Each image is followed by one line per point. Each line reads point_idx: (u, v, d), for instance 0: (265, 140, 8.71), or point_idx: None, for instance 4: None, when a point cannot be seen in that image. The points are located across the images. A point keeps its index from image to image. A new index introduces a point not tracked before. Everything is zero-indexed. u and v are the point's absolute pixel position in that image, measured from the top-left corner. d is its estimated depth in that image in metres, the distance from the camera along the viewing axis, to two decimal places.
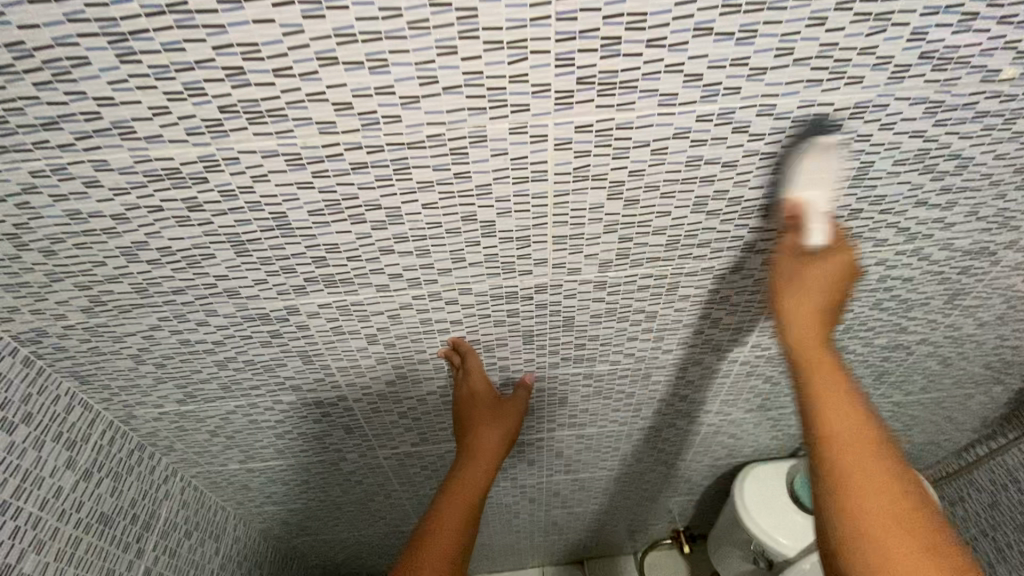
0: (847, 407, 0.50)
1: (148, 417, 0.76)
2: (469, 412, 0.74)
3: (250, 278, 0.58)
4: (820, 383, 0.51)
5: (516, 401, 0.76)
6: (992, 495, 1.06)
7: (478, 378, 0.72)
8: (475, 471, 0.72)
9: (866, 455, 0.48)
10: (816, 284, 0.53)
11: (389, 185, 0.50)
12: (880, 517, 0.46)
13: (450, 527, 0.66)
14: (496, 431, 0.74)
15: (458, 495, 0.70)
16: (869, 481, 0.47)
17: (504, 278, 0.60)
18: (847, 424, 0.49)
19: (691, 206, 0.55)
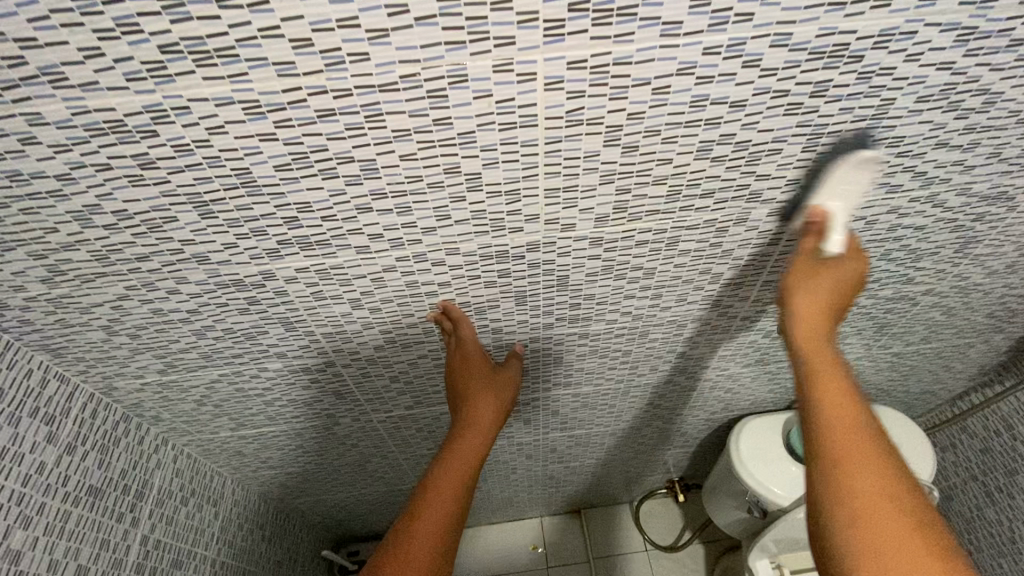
0: (847, 401, 0.52)
1: (129, 388, 0.73)
2: (464, 381, 0.71)
3: (219, 243, 0.54)
4: (825, 384, 0.53)
5: (510, 373, 0.74)
6: (984, 441, 1.10)
7: (471, 347, 0.69)
8: (473, 445, 0.69)
9: (862, 454, 0.50)
10: (823, 286, 0.57)
11: (362, 135, 0.45)
12: (875, 504, 0.48)
13: (448, 498, 0.65)
14: (495, 403, 0.71)
15: (454, 468, 0.67)
16: (865, 474, 0.49)
17: (493, 237, 0.57)
18: (842, 403, 0.52)
19: (694, 152, 0.50)
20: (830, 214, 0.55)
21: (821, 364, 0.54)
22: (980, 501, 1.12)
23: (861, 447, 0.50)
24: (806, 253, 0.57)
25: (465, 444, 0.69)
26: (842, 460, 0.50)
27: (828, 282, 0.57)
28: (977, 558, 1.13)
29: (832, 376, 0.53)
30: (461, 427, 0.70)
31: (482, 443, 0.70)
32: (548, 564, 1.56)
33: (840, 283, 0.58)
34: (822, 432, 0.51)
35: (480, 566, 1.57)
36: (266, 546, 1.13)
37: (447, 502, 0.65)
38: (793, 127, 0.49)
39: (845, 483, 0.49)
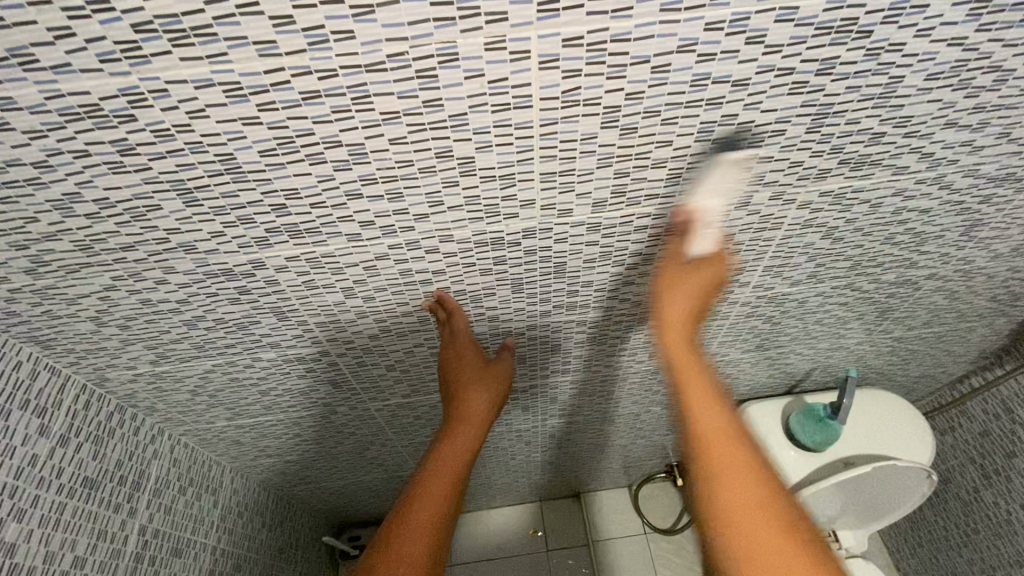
0: (715, 411, 0.54)
1: (122, 379, 0.72)
2: (456, 374, 0.71)
3: (205, 231, 0.52)
4: (694, 397, 0.55)
5: (504, 367, 0.73)
6: (983, 424, 1.10)
7: (466, 343, 0.69)
8: (464, 440, 0.69)
9: (734, 466, 0.51)
10: (693, 289, 0.58)
11: (349, 118, 0.43)
12: (749, 508, 0.49)
13: (436, 495, 0.65)
14: (487, 398, 0.70)
15: (444, 464, 0.67)
16: (736, 484, 0.50)
17: (488, 223, 0.55)
18: (712, 408, 0.54)
19: (695, 134, 0.48)
20: (703, 213, 0.55)
21: (692, 375, 0.56)
22: (977, 483, 1.12)
23: (735, 461, 0.51)
24: (670, 256, 0.59)
25: (455, 440, 0.68)
26: (718, 475, 0.51)
27: (711, 271, 0.58)
28: (973, 539, 1.14)
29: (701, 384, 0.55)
30: (452, 423, 0.70)
31: (474, 439, 0.70)
32: (548, 547, 1.57)
33: (706, 279, 0.58)
34: (694, 437, 0.53)
35: (480, 549, 1.59)
36: (266, 532, 1.14)
37: (437, 497, 0.65)
38: (798, 107, 0.48)
39: (723, 498, 0.50)
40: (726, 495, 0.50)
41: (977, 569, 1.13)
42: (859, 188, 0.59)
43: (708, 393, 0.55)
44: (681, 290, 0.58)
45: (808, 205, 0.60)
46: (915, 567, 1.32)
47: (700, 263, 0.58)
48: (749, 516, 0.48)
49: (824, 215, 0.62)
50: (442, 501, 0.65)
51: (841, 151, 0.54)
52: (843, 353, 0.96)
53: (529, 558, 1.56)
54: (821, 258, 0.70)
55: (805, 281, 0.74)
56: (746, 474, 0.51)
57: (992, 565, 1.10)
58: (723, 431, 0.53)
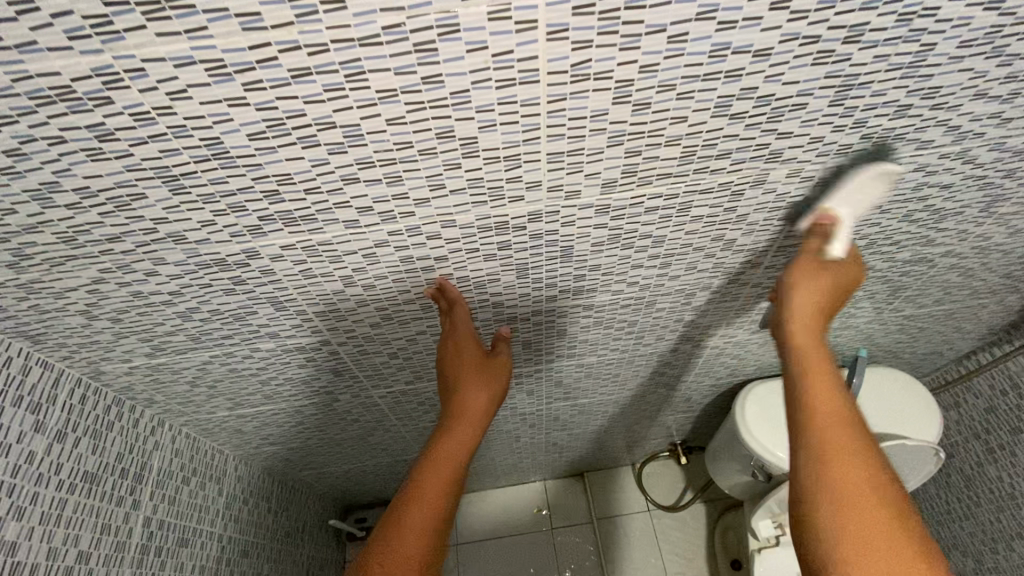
0: (834, 393, 0.52)
1: (118, 371, 0.70)
2: (454, 370, 0.66)
3: (195, 220, 0.49)
4: (817, 382, 0.53)
5: (503, 358, 0.68)
6: (989, 400, 1.09)
7: (466, 332, 0.66)
8: (461, 437, 0.62)
9: (847, 448, 0.49)
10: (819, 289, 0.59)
11: (343, 97, 0.40)
12: (860, 501, 0.46)
13: (432, 495, 0.59)
14: (486, 392, 0.65)
15: (439, 461, 0.61)
16: (853, 477, 0.47)
17: (492, 207, 0.52)
18: (834, 398, 0.52)
19: (712, 108, 0.46)
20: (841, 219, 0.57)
21: (826, 369, 0.54)
22: (981, 458, 1.12)
23: (848, 447, 0.49)
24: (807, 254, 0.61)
25: (452, 436, 0.62)
26: (830, 455, 0.48)
27: (826, 279, 0.60)
28: (975, 512, 1.15)
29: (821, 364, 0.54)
30: (449, 419, 0.64)
31: (472, 437, 0.63)
32: (552, 526, 1.59)
33: (829, 285, 0.60)
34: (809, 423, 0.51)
35: (485, 528, 1.60)
36: (272, 518, 1.14)
37: (433, 498, 0.59)
38: (822, 78, 0.45)
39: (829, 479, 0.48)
40: (836, 478, 0.47)
41: (978, 541, 1.15)
42: (880, 164, 0.56)
43: (834, 391, 0.52)
44: (809, 288, 0.59)
45: (826, 182, 0.57)
46: None
47: (846, 262, 0.62)
48: (856, 492, 0.46)
49: None
50: (438, 501, 0.59)
51: (864, 126, 0.51)
52: (852, 332, 0.95)
53: (534, 536, 1.58)
54: None
55: None
56: (860, 459, 0.48)
57: (994, 538, 1.11)
58: (841, 414, 0.51)
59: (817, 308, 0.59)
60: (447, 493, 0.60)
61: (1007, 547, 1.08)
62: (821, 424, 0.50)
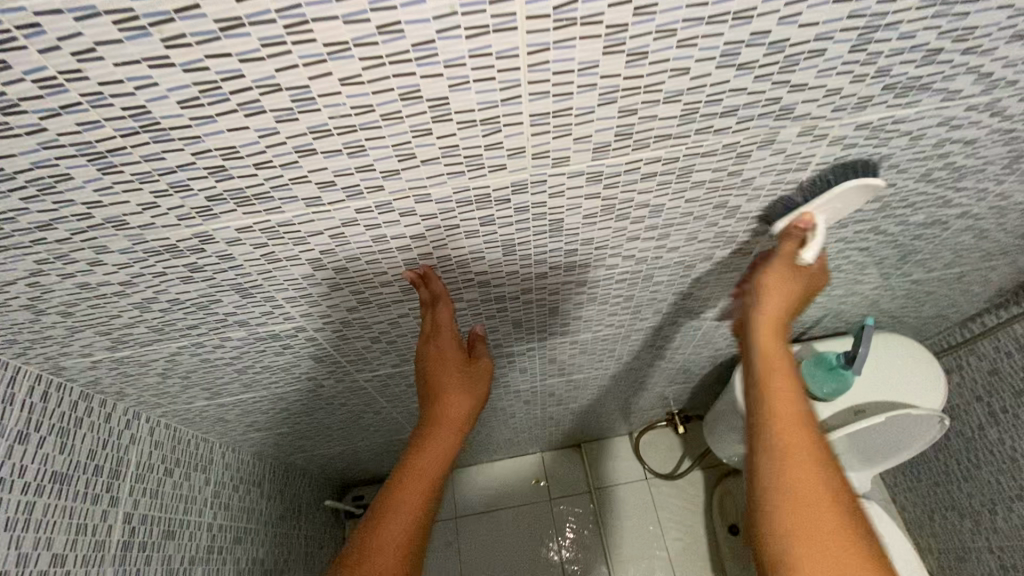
0: (793, 389, 0.49)
1: (81, 366, 0.66)
2: (433, 375, 0.60)
3: (133, 203, 0.43)
4: (772, 373, 0.51)
5: (485, 361, 0.63)
6: (993, 363, 1.07)
7: (451, 332, 0.60)
8: (443, 446, 0.58)
9: (806, 452, 0.45)
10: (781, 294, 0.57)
11: (285, 53, 0.34)
12: (822, 512, 0.43)
13: (411, 508, 0.56)
14: (468, 397, 0.60)
15: (417, 475, 0.57)
16: (812, 482, 0.44)
17: (470, 177, 0.47)
18: (791, 395, 0.49)
19: (717, 58, 0.40)
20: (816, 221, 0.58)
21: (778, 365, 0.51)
22: (982, 421, 1.11)
23: (807, 448, 0.46)
24: (783, 256, 0.58)
25: (431, 446, 0.58)
26: (790, 454, 0.45)
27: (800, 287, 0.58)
28: (974, 474, 1.15)
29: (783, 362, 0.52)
30: (429, 426, 0.59)
31: (452, 445, 0.59)
32: (551, 496, 1.59)
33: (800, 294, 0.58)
34: (770, 422, 0.48)
35: (484, 501, 1.61)
36: (266, 502, 1.12)
37: (412, 511, 0.56)
38: (844, 19, 0.38)
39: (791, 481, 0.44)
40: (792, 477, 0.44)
41: (977, 502, 1.15)
42: (902, 119, 0.50)
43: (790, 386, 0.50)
44: (777, 289, 0.57)
45: (841, 140, 0.52)
46: (912, 500, 1.35)
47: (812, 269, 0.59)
48: (819, 501, 0.43)
49: (857, 151, 0.54)
50: (415, 517, 0.56)
51: (887, 75, 0.45)
52: (856, 299, 0.91)
53: (533, 507, 1.59)
54: None
55: (826, 228, 0.67)
56: (813, 456, 0.45)
57: (992, 499, 1.11)
58: (800, 413, 0.48)
59: (785, 314, 0.56)
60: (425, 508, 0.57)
61: (1006, 507, 1.07)
62: (778, 423, 0.47)
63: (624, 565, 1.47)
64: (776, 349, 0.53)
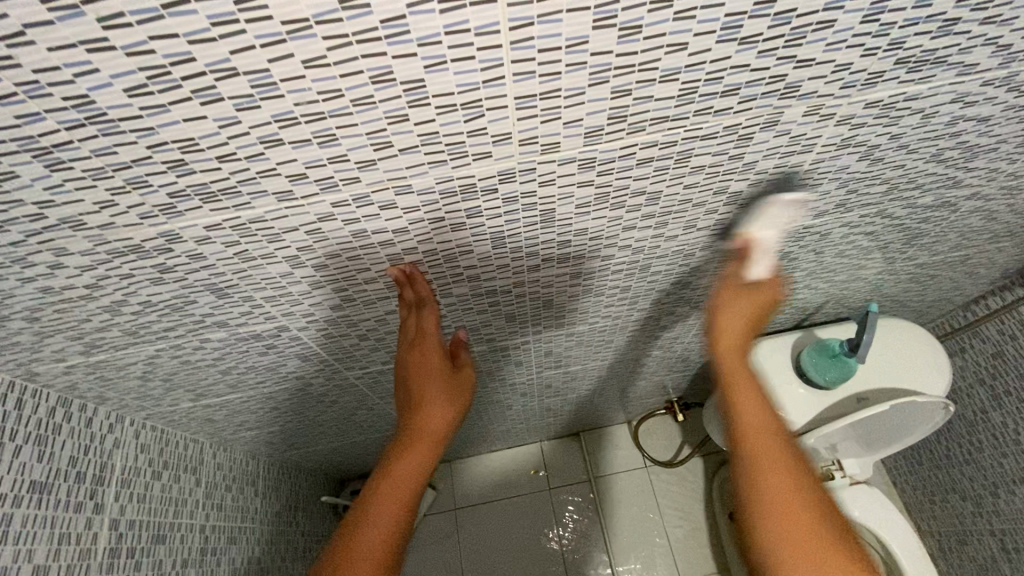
0: (760, 404, 0.50)
1: (55, 371, 0.63)
2: (414, 384, 0.59)
3: (89, 202, 0.40)
4: (738, 389, 0.52)
5: (468, 371, 0.63)
6: (997, 346, 1.05)
7: (433, 337, 0.60)
8: (418, 459, 0.57)
9: (776, 465, 0.47)
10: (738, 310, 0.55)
11: (240, 33, 0.30)
12: (795, 516, 0.44)
13: (384, 519, 0.55)
14: (448, 409, 0.58)
15: (391, 488, 0.56)
16: (782, 488, 0.45)
17: (453, 166, 0.43)
18: (759, 408, 0.50)
19: (717, 32, 0.36)
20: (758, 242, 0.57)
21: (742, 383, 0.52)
22: (985, 404, 1.10)
23: (774, 451, 0.48)
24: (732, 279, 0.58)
25: (408, 459, 0.57)
26: (758, 467, 0.47)
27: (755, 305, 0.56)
28: (977, 457, 1.14)
29: (748, 381, 0.52)
30: (406, 437, 0.58)
31: (429, 460, 0.58)
32: (550, 486, 1.58)
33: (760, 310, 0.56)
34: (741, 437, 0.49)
35: (483, 492, 1.60)
36: (261, 500, 1.11)
37: (386, 523, 0.55)
38: None
39: (766, 493, 0.46)
40: (765, 491, 0.46)
41: (979, 485, 1.14)
42: (914, 95, 0.47)
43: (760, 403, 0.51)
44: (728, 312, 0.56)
45: (849, 120, 0.48)
46: (913, 483, 1.34)
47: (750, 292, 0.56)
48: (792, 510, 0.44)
49: (865, 132, 0.50)
50: (388, 530, 0.55)
51: (901, 48, 0.41)
52: (859, 284, 0.88)
53: (531, 496, 1.58)
54: (853, 184, 0.59)
55: (831, 212, 0.64)
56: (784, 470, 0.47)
57: (995, 482, 1.10)
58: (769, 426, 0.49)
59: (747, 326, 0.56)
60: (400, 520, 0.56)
61: (1009, 491, 1.06)
62: (749, 436, 0.49)
63: (623, 554, 1.47)
64: (741, 370, 0.53)
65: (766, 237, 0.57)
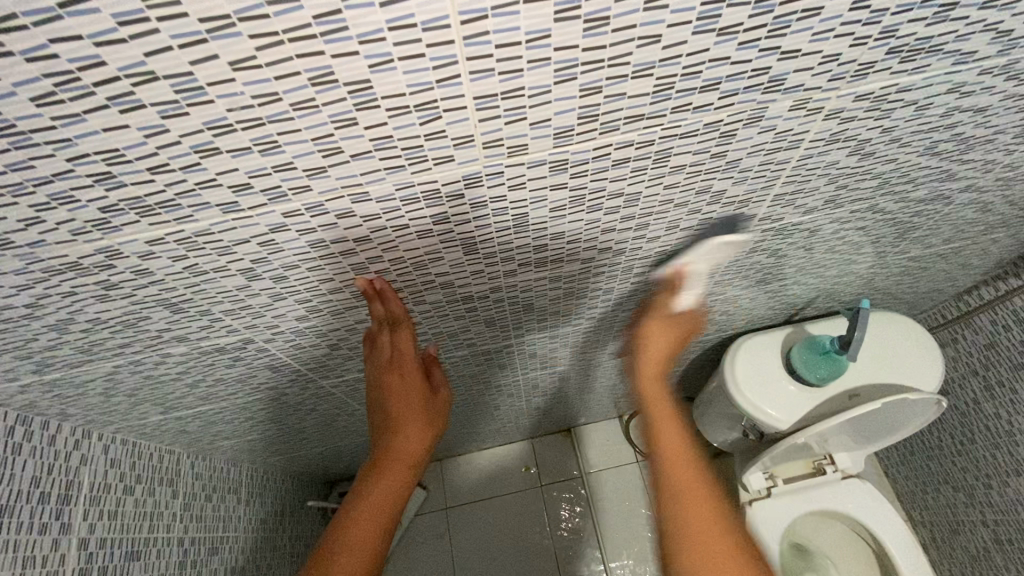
0: (670, 414, 0.53)
1: (9, 391, 0.60)
2: (392, 406, 0.57)
3: (12, 219, 0.37)
4: (655, 401, 0.55)
5: (444, 392, 0.61)
6: (989, 336, 1.04)
7: (410, 359, 0.58)
8: (397, 481, 0.56)
9: (689, 469, 0.50)
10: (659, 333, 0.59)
11: (152, 33, 0.27)
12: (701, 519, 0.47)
13: (361, 543, 0.53)
14: (428, 430, 0.58)
15: (370, 510, 0.55)
16: (689, 493, 0.48)
17: (412, 172, 0.40)
18: (669, 420, 0.53)
19: (693, 21, 0.33)
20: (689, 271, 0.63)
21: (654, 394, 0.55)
22: (978, 395, 1.09)
23: (684, 460, 0.50)
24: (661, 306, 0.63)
25: (388, 483, 0.56)
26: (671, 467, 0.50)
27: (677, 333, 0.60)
28: (968, 448, 1.13)
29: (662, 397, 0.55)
30: (384, 460, 0.56)
31: (409, 479, 0.57)
32: (541, 483, 1.57)
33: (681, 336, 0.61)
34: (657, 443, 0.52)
35: (474, 490, 1.58)
36: (244, 508, 1.08)
37: (365, 542, 0.54)
38: None
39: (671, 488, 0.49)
40: (675, 492, 0.48)
41: (971, 476, 1.13)
42: (907, 87, 0.44)
43: (666, 416, 0.53)
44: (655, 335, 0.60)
45: (838, 114, 0.45)
46: (904, 473, 1.34)
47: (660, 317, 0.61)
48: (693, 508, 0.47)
49: (856, 125, 0.47)
50: (365, 553, 0.53)
51: (893, 36, 0.38)
52: (850, 278, 0.86)
53: (523, 494, 1.57)
54: (843, 180, 0.56)
55: (821, 208, 0.61)
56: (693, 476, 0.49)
57: (987, 473, 1.09)
58: (691, 464, 0.50)
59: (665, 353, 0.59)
60: (378, 543, 0.54)
61: (1001, 482, 1.06)
62: (664, 445, 0.52)
63: (616, 549, 1.47)
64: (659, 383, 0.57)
65: (698, 268, 0.62)
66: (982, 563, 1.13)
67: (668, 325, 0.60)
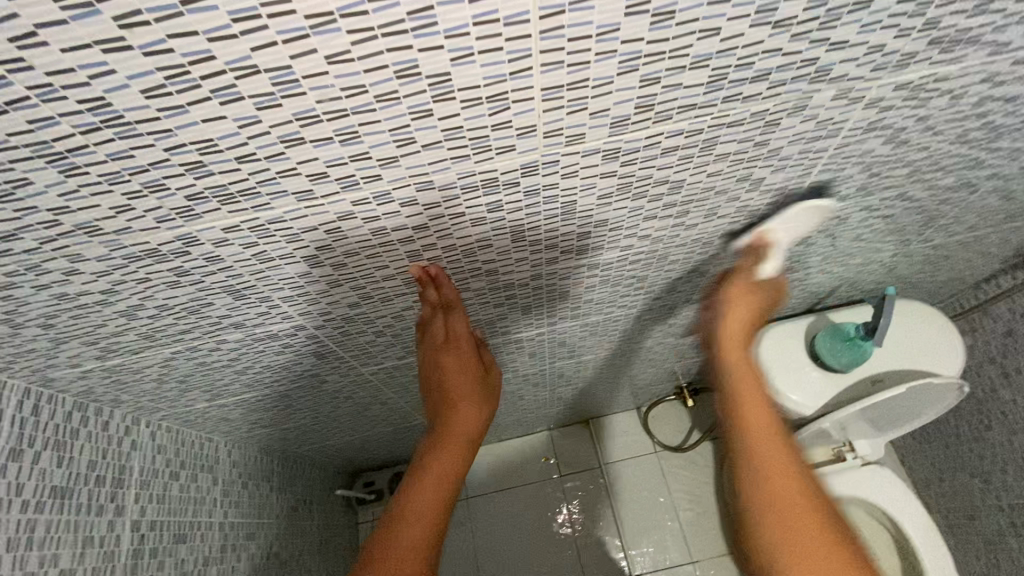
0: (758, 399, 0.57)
1: (70, 376, 0.62)
2: (448, 383, 0.61)
3: (105, 207, 0.39)
4: (739, 385, 0.59)
5: (495, 373, 0.65)
6: (1007, 324, 1.05)
7: (462, 339, 0.61)
8: (454, 455, 0.58)
9: (779, 457, 0.54)
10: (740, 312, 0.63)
11: (259, 29, 0.29)
12: (798, 513, 0.50)
13: (421, 513, 0.55)
14: (483, 406, 0.61)
15: (432, 480, 0.57)
16: (781, 480, 0.52)
17: (476, 161, 0.42)
18: (758, 406, 0.57)
19: (752, 15, 0.35)
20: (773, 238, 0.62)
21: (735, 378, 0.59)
22: (995, 383, 1.10)
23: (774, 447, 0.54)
24: (744, 273, 0.65)
25: (445, 457, 0.58)
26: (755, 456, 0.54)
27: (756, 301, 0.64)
28: (985, 435, 1.15)
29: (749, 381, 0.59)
30: (442, 435, 0.59)
31: (464, 455, 0.59)
32: (560, 473, 1.60)
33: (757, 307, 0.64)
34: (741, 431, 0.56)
35: (494, 481, 1.61)
36: (276, 496, 1.11)
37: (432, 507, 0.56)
38: None
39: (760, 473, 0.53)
40: (769, 483, 0.52)
41: (987, 462, 1.15)
42: (944, 76, 0.46)
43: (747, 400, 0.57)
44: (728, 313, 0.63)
45: (877, 103, 0.47)
46: (921, 461, 1.36)
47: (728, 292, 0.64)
48: (788, 493, 0.51)
49: (893, 114, 0.49)
50: (426, 525, 0.55)
51: (935, 28, 0.40)
52: (873, 267, 0.88)
53: (543, 484, 1.59)
54: (876, 167, 0.58)
55: (852, 196, 0.63)
56: (784, 470, 0.53)
57: (1004, 459, 1.11)
58: (781, 452, 0.54)
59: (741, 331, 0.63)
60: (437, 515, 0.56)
61: (1018, 468, 1.07)
62: (751, 430, 0.56)
63: (636, 538, 1.49)
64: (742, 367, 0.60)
65: (783, 237, 0.62)
66: (999, 548, 1.15)
67: (748, 292, 0.64)
